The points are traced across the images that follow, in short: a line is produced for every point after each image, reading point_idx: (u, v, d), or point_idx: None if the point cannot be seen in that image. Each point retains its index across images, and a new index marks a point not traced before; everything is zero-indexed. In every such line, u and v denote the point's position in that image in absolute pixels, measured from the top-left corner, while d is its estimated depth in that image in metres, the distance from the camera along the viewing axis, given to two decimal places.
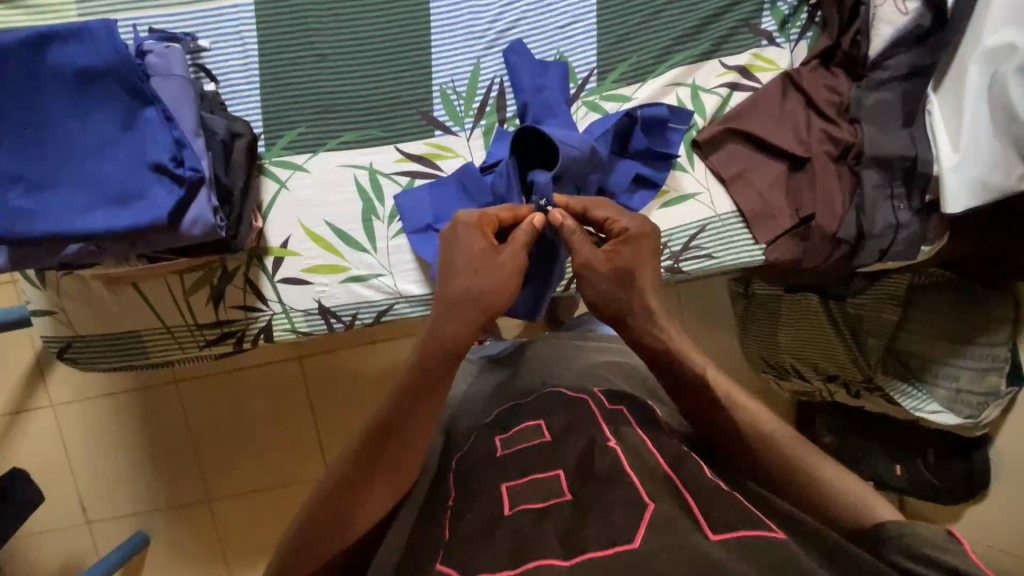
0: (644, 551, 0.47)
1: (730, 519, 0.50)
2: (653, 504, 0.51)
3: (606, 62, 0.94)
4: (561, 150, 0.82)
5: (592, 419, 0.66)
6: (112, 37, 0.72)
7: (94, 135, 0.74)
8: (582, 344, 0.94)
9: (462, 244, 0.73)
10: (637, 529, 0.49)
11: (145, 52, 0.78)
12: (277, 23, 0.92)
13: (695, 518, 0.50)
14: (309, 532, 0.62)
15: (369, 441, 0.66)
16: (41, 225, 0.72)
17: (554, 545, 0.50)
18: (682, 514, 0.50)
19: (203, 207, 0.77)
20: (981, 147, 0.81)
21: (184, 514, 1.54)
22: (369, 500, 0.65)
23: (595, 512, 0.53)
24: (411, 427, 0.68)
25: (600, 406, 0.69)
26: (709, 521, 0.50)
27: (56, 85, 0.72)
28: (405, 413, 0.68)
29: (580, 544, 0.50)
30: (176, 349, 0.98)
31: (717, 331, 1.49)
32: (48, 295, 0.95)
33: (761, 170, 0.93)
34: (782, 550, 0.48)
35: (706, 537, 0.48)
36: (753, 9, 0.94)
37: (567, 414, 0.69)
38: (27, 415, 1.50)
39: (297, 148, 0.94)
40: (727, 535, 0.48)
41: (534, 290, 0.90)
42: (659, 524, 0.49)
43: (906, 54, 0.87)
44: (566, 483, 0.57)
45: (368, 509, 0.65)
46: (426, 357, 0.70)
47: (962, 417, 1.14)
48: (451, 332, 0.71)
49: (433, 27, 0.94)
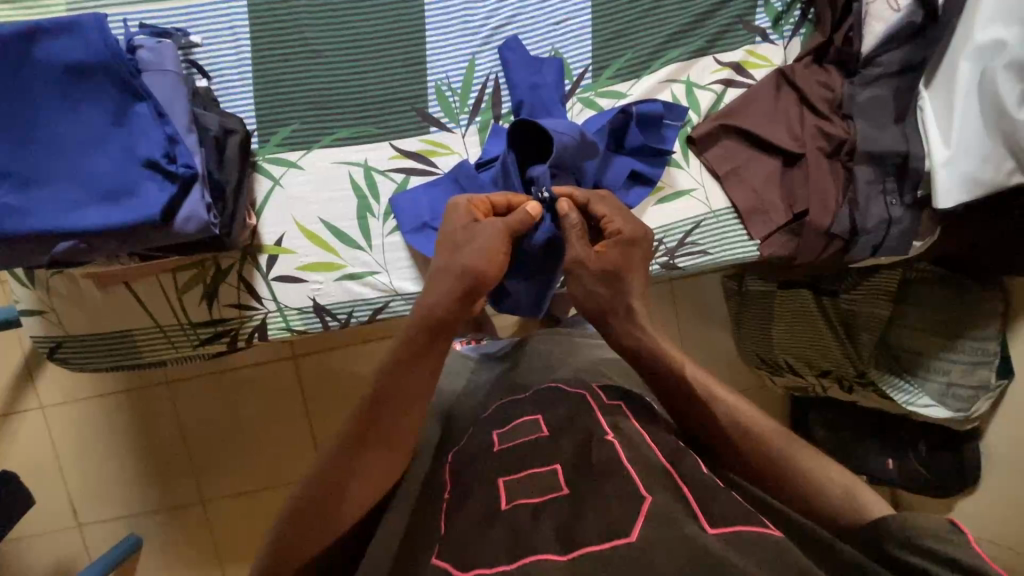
0: (642, 544, 0.47)
1: (728, 513, 0.50)
2: (651, 496, 0.51)
3: (601, 58, 0.95)
4: (555, 138, 0.82)
5: (589, 412, 0.66)
6: (104, 31, 0.71)
7: (84, 130, 0.73)
8: (579, 341, 0.94)
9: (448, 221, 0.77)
10: (635, 523, 0.49)
11: (137, 48, 0.77)
12: (271, 19, 0.91)
13: (693, 512, 0.50)
14: (297, 526, 0.62)
15: (359, 434, 0.66)
16: (30, 222, 0.72)
17: (552, 541, 0.50)
18: (680, 508, 0.50)
19: (196, 204, 0.76)
20: (972, 141, 0.82)
21: (176, 515, 1.53)
22: (357, 491, 0.65)
23: (594, 505, 0.53)
24: (397, 418, 0.68)
25: (599, 401, 0.69)
26: (707, 515, 0.50)
27: (45, 80, 0.71)
28: (398, 407, 0.68)
29: (578, 539, 0.50)
30: (168, 348, 0.97)
31: (711, 327, 1.50)
32: (38, 294, 0.94)
33: (756, 167, 0.94)
34: (781, 542, 0.48)
35: (704, 530, 0.48)
36: (746, 6, 0.94)
37: (564, 408, 0.69)
38: (16, 417, 1.48)
39: (291, 145, 0.93)
40: (725, 529, 0.48)
41: (534, 289, 0.90)
42: (657, 517, 0.49)
43: (898, 50, 0.87)
44: (564, 477, 0.57)
45: (356, 501, 0.65)
46: (414, 350, 0.70)
47: (953, 410, 1.16)
48: (430, 300, 0.72)
49: (427, 23, 0.94)
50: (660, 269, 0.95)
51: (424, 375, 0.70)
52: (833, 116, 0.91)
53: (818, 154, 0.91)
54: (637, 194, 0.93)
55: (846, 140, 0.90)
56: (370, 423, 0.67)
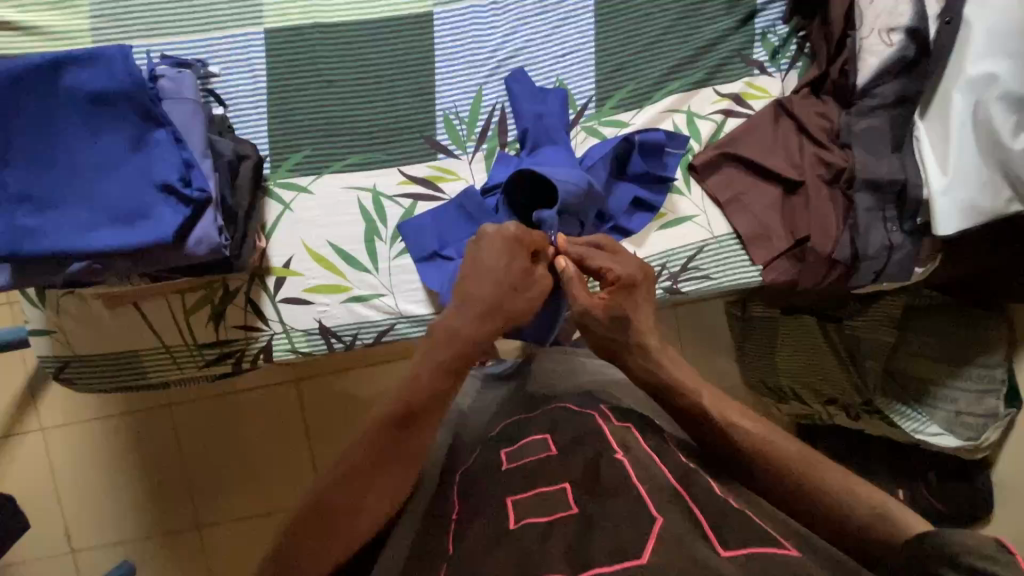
0: (653, 566, 0.47)
1: (740, 535, 0.49)
2: (663, 519, 0.51)
3: (604, 90, 0.98)
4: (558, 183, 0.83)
5: (596, 433, 0.66)
6: (127, 62, 0.75)
7: (104, 155, 0.75)
8: (588, 362, 0.93)
9: (495, 258, 0.74)
10: (646, 545, 0.49)
11: (158, 76, 0.80)
12: (287, 52, 0.95)
13: (704, 534, 0.50)
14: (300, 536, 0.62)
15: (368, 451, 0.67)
16: (46, 244, 0.73)
17: (561, 561, 0.50)
18: (691, 531, 0.50)
19: (209, 227, 0.78)
20: (969, 171, 0.85)
21: (172, 541, 1.50)
22: (366, 504, 0.65)
23: (602, 524, 0.52)
24: (412, 436, 0.68)
25: (609, 422, 0.69)
26: (720, 537, 0.49)
27: (69, 108, 0.74)
28: (410, 428, 0.68)
29: (588, 559, 0.49)
30: (173, 369, 0.98)
31: (714, 353, 1.50)
32: (47, 314, 0.95)
33: (757, 194, 0.96)
34: (792, 564, 0.47)
35: (717, 553, 0.47)
36: (744, 41, 0.98)
37: (571, 425, 0.68)
38: (16, 439, 1.47)
39: (302, 171, 0.96)
40: (738, 551, 0.48)
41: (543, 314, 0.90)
42: (668, 539, 0.49)
43: (892, 83, 0.89)
44: (572, 496, 0.57)
45: (361, 520, 0.65)
46: (432, 373, 0.70)
47: (963, 439, 1.15)
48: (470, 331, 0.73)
49: (437, 56, 0.97)
50: (663, 294, 0.96)
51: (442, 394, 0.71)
52: (832, 145, 0.93)
53: (822, 182, 0.93)
54: (639, 220, 0.95)
55: (847, 168, 0.91)
56: (382, 441, 0.67)
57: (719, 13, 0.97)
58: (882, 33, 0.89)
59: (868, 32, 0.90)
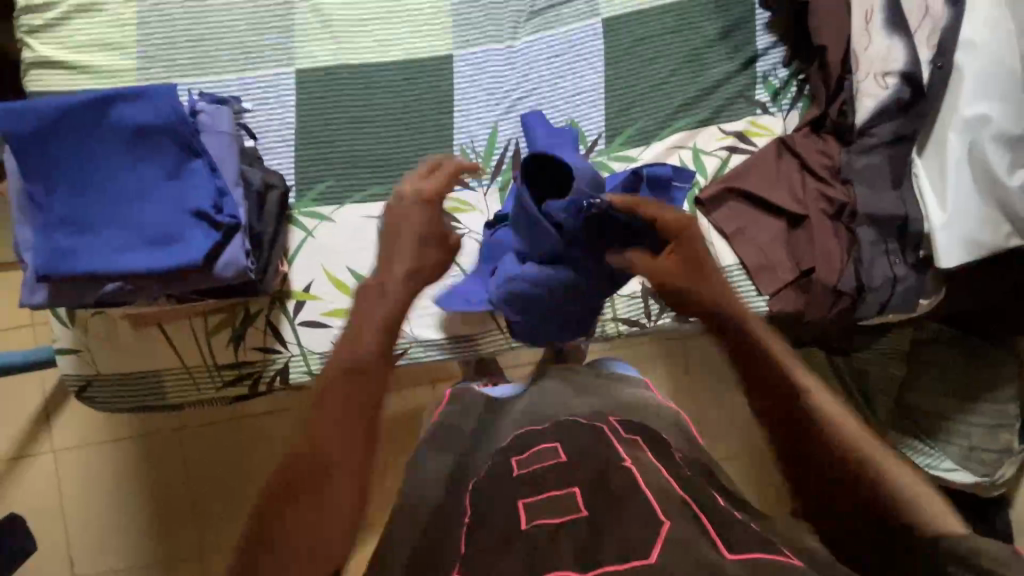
0: (660, 566, 0.47)
1: (745, 540, 0.50)
2: (670, 522, 0.52)
3: (614, 127, 1.03)
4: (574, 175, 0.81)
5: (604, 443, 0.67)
6: (170, 98, 0.80)
7: (142, 182, 0.80)
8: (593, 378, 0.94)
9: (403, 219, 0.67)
10: (653, 546, 0.49)
11: (199, 110, 0.86)
12: (316, 90, 1.02)
13: (710, 539, 0.50)
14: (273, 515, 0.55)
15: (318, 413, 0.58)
16: (84, 264, 0.78)
17: (570, 563, 0.51)
18: (697, 535, 0.50)
19: (237, 251, 0.81)
20: (968, 208, 0.87)
21: (174, 569, 1.48)
22: (327, 502, 0.55)
23: (611, 531, 0.53)
24: (369, 384, 0.59)
25: (618, 435, 0.70)
26: (726, 543, 0.50)
27: (115, 138, 0.79)
28: (364, 378, 0.59)
29: (596, 558, 0.50)
30: (192, 389, 1.00)
31: (723, 387, 1.50)
32: (75, 333, 0.98)
33: (762, 227, 0.99)
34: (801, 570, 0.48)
35: (723, 556, 0.48)
36: (746, 83, 1.03)
37: (578, 436, 0.70)
38: (28, 460, 1.48)
39: (325, 200, 1.01)
40: (744, 554, 0.48)
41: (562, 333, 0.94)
42: (676, 542, 0.49)
43: (889, 123, 0.92)
44: (581, 499, 0.58)
45: (336, 493, 0.56)
46: (384, 322, 0.62)
47: (979, 476, 1.14)
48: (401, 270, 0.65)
49: (456, 94, 1.03)
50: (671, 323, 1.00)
51: (391, 361, 0.62)
52: (834, 181, 0.97)
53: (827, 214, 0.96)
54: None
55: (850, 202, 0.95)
56: (330, 400, 0.58)
57: (722, 57, 1.03)
58: (877, 77, 0.92)
59: (864, 75, 0.94)
